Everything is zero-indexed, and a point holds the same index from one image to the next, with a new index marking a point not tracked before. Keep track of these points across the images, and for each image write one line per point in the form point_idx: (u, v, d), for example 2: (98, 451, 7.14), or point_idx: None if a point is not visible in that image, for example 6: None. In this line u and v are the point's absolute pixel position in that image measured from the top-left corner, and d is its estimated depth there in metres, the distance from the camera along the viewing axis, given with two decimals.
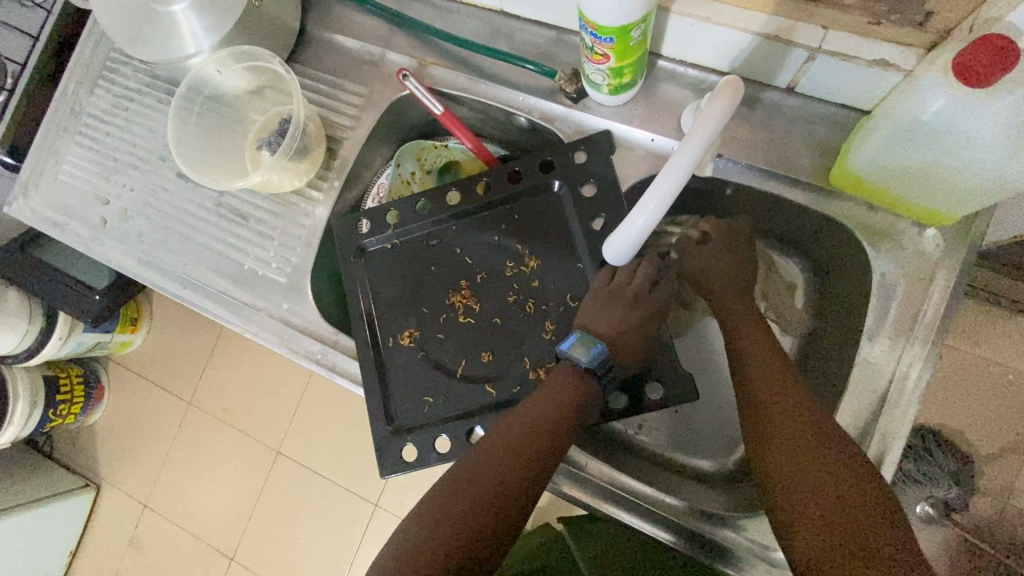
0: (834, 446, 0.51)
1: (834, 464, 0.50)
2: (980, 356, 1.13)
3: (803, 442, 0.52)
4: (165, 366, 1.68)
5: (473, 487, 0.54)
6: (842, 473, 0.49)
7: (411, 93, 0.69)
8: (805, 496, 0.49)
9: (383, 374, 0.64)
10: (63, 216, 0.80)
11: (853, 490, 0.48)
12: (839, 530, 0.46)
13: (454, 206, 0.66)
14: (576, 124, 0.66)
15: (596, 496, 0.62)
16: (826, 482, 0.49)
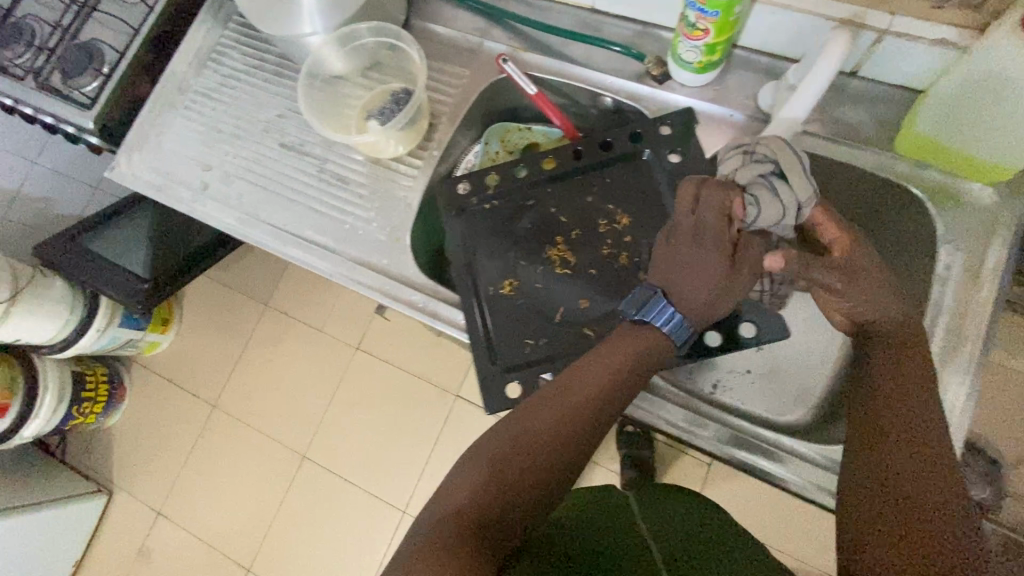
0: (937, 449, 0.51)
1: (930, 464, 0.50)
2: None
3: (906, 435, 0.52)
4: (192, 370, 1.67)
5: (529, 442, 0.54)
6: (935, 471, 0.49)
7: (508, 75, 0.78)
8: (890, 485, 0.50)
9: (485, 319, 0.69)
10: (166, 180, 0.84)
11: (942, 490, 0.48)
12: (922, 524, 0.47)
13: (549, 170, 0.73)
14: (660, 102, 0.74)
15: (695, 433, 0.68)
16: (917, 477, 0.50)
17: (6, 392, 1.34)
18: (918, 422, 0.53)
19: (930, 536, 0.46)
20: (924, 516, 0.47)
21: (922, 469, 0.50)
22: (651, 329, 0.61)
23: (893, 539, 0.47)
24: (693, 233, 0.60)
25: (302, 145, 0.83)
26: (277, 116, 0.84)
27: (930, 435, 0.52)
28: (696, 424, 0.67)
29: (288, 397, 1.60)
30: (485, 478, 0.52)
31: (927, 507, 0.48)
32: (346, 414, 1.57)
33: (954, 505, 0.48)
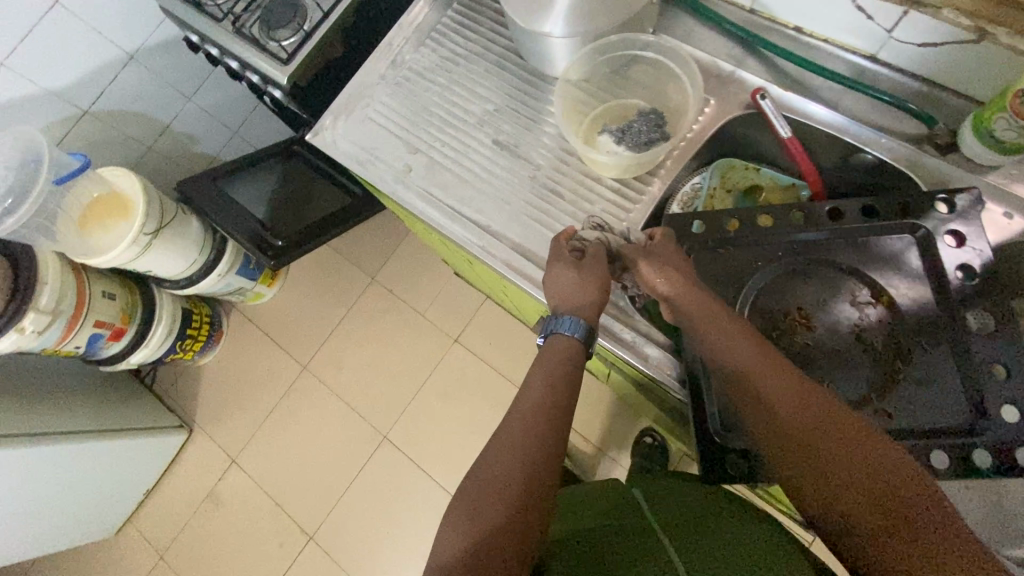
0: (824, 421, 0.52)
1: (845, 443, 0.51)
2: None
3: (800, 431, 0.53)
4: (289, 328, 1.68)
5: (501, 477, 0.52)
6: (855, 450, 0.50)
7: (762, 113, 0.72)
8: (824, 488, 0.51)
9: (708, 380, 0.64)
10: (369, 155, 0.82)
11: (868, 466, 0.50)
12: (878, 521, 0.48)
13: (800, 226, 0.67)
14: (939, 174, 0.67)
15: None
16: (839, 469, 0.50)
17: (125, 317, 1.36)
18: (797, 399, 0.54)
19: (879, 496, 0.49)
20: (873, 511, 0.49)
21: (833, 453, 0.51)
22: (560, 337, 0.63)
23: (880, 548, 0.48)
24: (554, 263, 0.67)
25: (517, 145, 0.79)
26: (493, 109, 0.81)
27: (809, 414, 0.53)
28: None
29: (378, 374, 1.59)
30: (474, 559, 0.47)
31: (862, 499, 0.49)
32: (433, 402, 1.54)
33: (884, 473, 0.49)
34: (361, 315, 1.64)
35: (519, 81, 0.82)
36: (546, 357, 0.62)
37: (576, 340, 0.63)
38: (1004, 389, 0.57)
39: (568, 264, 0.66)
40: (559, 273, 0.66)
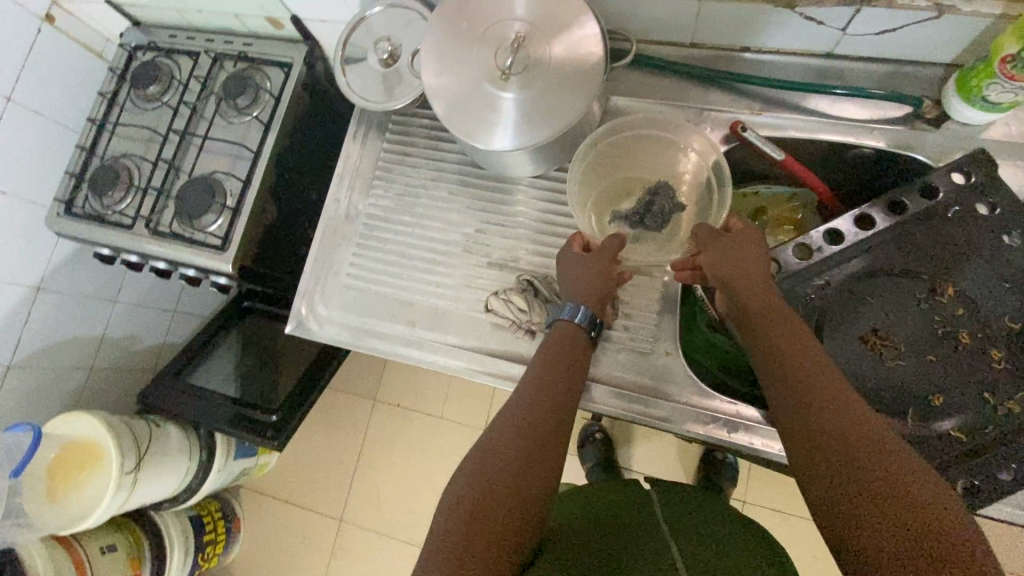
0: (824, 375, 0.50)
1: (835, 397, 0.48)
2: None
3: (797, 375, 0.51)
4: (309, 486, 1.54)
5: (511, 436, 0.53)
6: (843, 406, 0.48)
7: (749, 144, 0.68)
8: (806, 424, 0.48)
9: None
10: (364, 325, 0.74)
11: (858, 420, 0.46)
12: (853, 467, 0.44)
13: (839, 245, 0.64)
14: (941, 147, 0.65)
15: None
16: (825, 409, 0.48)
17: (135, 561, 1.19)
18: (798, 352, 0.53)
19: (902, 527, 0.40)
20: (853, 456, 0.44)
21: (822, 395, 0.49)
22: (565, 323, 0.62)
23: (845, 491, 0.44)
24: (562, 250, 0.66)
25: (515, 260, 0.72)
26: (473, 231, 0.74)
27: (809, 363, 0.51)
28: None
29: (419, 496, 1.48)
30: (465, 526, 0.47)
31: (838, 441, 0.46)
32: None
33: (874, 429, 0.46)
34: (378, 443, 1.53)
35: (486, 192, 0.75)
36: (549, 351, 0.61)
37: (579, 327, 0.61)
38: None
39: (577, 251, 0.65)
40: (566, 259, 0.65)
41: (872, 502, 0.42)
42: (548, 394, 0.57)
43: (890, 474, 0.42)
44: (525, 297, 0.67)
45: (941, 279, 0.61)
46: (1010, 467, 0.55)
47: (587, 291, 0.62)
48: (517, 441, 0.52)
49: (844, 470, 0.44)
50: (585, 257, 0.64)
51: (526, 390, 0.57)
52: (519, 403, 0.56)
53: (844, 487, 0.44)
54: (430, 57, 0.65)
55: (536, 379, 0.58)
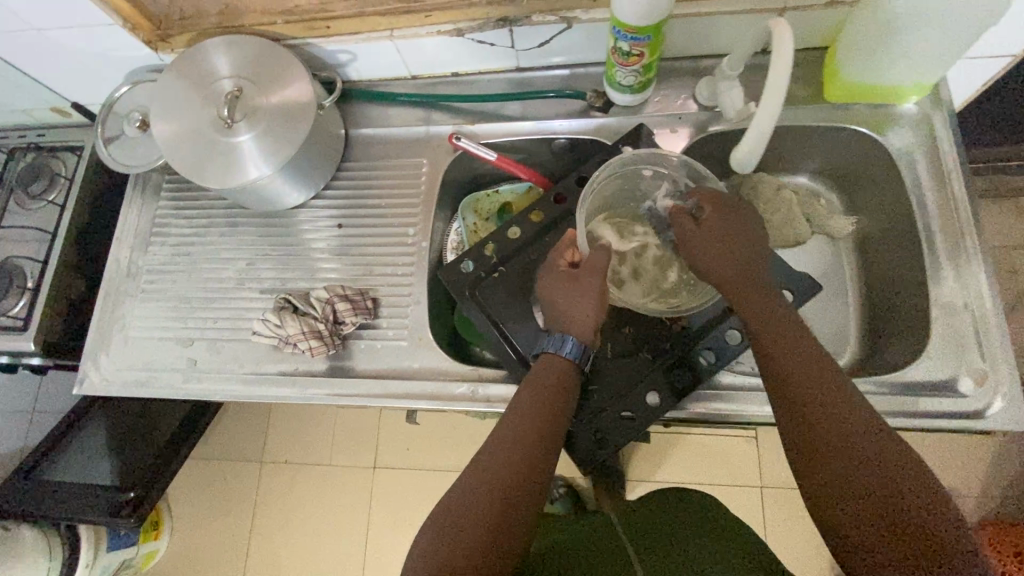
0: (836, 399, 0.52)
1: (849, 421, 0.51)
2: None
3: (805, 394, 0.53)
4: (203, 567, 1.48)
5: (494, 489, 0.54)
6: (862, 431, 0.50)
7: (466, 149, 0.80)
8: (813, 445, 0.51)
9: None
10: (148, 371, 0.78)
11: (867, 443, 0.49)
12: (862, 489, 0.48)
13: (541, 220, 0.75)
14: (613, 127, 0.79)
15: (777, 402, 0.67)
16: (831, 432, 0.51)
17: None
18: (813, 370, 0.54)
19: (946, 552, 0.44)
20: (861, 478, 0.48)
21: (831, 416, 0.51)
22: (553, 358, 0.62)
23: (852, 509, 0.48)
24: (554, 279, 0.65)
25: (284, 283, 0.79)
26: (246, 264, 0.81)
27: (817, 384, 0.53)
28: None
29: (319, 550, 1.45)
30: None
31: (849, 466, 0.49)
32: (386, 538, 1.44)
33: (881, 454, 0.48)
34: (271, 506, 1.50)
35: (254, 228, 0.83)
36: (528, 401, 0.60)
37: (568, 363, 0.62)
38: None
39: (568, 279, 0.64)
40: (558, 288, 0.64)
41: (874, 521, 0.46)
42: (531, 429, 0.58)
43: (892, 501, 0.46)
44: (281, 313, 0.72)
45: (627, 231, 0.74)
46: (680, 370, 0.67)
47: (580, 316, 0.62)
48: (496, 498, 0.53)
49: (849, 489, 0.48)
50: (575, 282, 0.64)
51: (508, 437, 0.58)
52: (503, 460, 0.56)
53: (845, 506, 0.48)
54: (159, 113, 0.73)
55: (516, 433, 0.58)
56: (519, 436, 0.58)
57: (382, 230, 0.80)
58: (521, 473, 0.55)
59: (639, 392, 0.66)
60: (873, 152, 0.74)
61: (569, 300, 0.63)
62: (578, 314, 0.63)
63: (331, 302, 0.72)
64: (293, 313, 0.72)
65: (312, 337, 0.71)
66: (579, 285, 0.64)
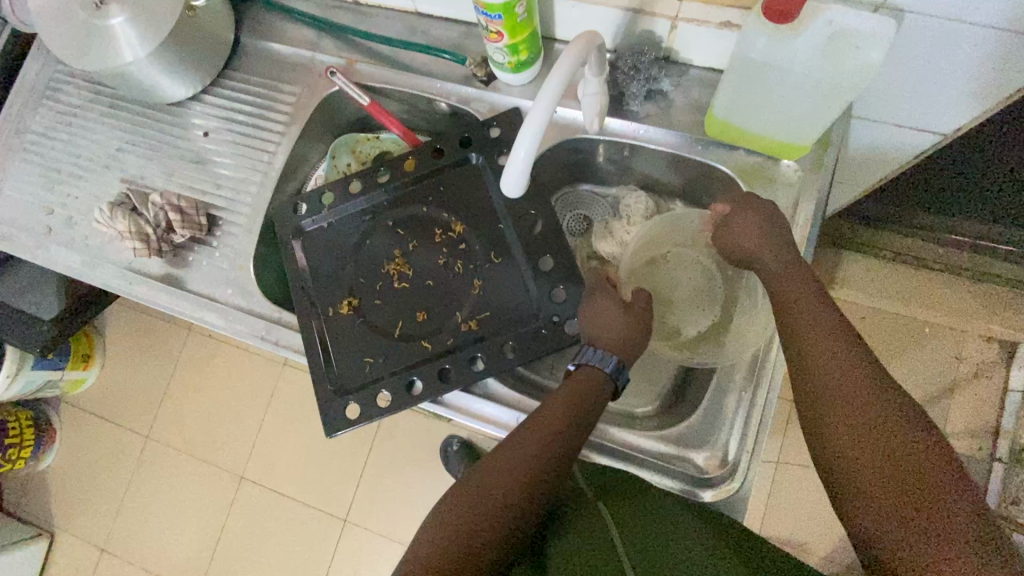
0: (883, 395, 0.50)
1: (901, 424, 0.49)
2: (907, 318, 1.27)
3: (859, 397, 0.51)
4: (122, 405, 1.64)
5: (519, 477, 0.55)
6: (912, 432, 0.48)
7: (340, 88, 0.76)
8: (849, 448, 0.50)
9: (324, 341, 0.68)
10: (9, 228, 0.82)
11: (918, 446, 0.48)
12: (903, 491, 0.47)
13: (384, 182, 0.72)
14: (489, 103, 0.73)
15: None
16: (877, 433, 0.49)
17: None
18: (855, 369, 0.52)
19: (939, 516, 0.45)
20: (905, 484, 0.47)
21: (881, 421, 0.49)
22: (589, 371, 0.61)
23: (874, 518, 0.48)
24: (607, 297, 0.63)
25: (142, 178, 0.80)
26: (116, 150, 0.82)
27: (862, 386, 0.51)
28: None
29: (221, 420, 1.58)
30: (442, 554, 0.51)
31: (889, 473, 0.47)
32: (278, 428, 1.55)
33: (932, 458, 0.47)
34: (189, 371, 1.62)
35: (133, 116, 0.83)
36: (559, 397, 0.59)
37: (606, 377, 0.61)
38: (553, 276, 0.67)
39: (618, 302, 0.63)
40: (605, 305, 0.63)
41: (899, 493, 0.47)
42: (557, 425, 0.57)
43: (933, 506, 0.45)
44: (116, 208, 0.74)
45: (460, 217, 0.71)
46: (443, 367, 0.66)
47: (616, 341, 0.62)
48: (521, 480, 0.55)
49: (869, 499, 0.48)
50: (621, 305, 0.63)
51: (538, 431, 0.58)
52: (528, 433, 0.57)
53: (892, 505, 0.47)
54: None
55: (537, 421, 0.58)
56: (545, 424, 0.57)
57: (244, 151, 0.79)
58: (546, 460, 0.56)
59: (403, 378, 0.66)
60: None
61: (609, 318, 0.62)
62: (618, 338, 0.62)
63: (163, 210, 0.73)
64: (127, 211, 0.74)
65: (137, 239, 0.73)
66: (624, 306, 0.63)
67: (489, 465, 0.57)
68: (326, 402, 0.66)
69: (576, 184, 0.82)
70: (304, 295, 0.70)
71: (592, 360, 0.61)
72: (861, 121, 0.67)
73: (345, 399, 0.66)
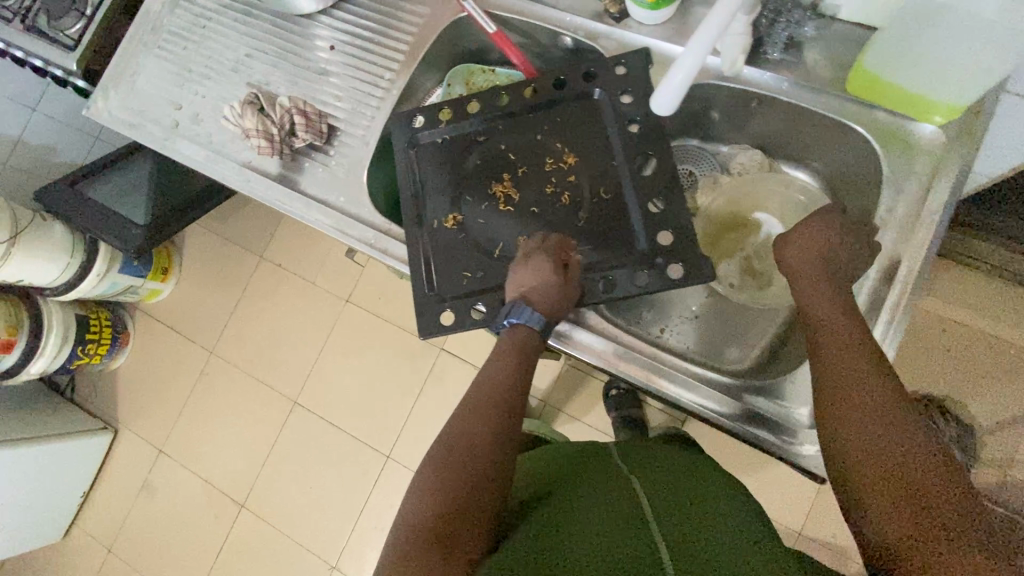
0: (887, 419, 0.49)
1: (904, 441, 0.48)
2: (992, 335, 1.21)
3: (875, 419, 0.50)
4: (192, 319, 1.73)
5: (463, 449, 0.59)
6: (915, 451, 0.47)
7: (468, 14, 0.77)
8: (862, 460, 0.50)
9: (425, 251, 0.70)
10: (139, 118, 0.87)
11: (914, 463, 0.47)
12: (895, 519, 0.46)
13: (501, 106, 0.73)
14: (617, 41, 0.73)
15: (647, 372, 0.67)
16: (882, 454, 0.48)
17: (11, 329, 1.41)
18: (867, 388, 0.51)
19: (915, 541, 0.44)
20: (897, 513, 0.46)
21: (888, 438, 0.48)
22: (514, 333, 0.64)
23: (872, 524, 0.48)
24: (543, 257, 0.65)
25: (268, 84, 0.84)
26: (246, 55, 0.86)
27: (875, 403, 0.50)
28: (624, 355, 0.67)
29: (280, 346, 1.65)
30: (433, 507, 0.55)
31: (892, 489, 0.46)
32: (334, 361, 1.62)
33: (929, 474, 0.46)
34: (257, 296, 1.69)
35: (264, 25, 0.87)
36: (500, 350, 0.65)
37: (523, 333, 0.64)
38: (663, 217, 0.65)
39: (554, 260, 0.64)
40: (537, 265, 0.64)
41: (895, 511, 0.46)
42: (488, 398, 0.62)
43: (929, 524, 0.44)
44: (247, 106, 0.78)
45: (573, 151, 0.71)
46: None
47: (548, 300, 0.62)
48: (475, 431, 0.60)
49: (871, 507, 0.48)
50: (559, 266, 0.65)
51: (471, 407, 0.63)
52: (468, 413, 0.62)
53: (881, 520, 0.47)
54: None
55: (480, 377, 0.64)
56: (487, 375, 0.64)
57: (365, 67, 0.81)
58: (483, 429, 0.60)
59: (499, 294, 0.67)
60: (869, 167, 0.66)
61: (542, 277, 0.63)
62: (556, 295, 0.63)
63: (290, 113, 0.77)
64: (256, 110, 0.78)
65: (262, 137, 0.76)
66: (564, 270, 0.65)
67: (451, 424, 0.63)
68: (421, 306, 0.68)
69: (686, 138, 0.81)
70: (410, 203, 0.72)
71: (523, 320, 0.63)
72: (1014, 97, 0.64)
73: (436, 304, 0.67)
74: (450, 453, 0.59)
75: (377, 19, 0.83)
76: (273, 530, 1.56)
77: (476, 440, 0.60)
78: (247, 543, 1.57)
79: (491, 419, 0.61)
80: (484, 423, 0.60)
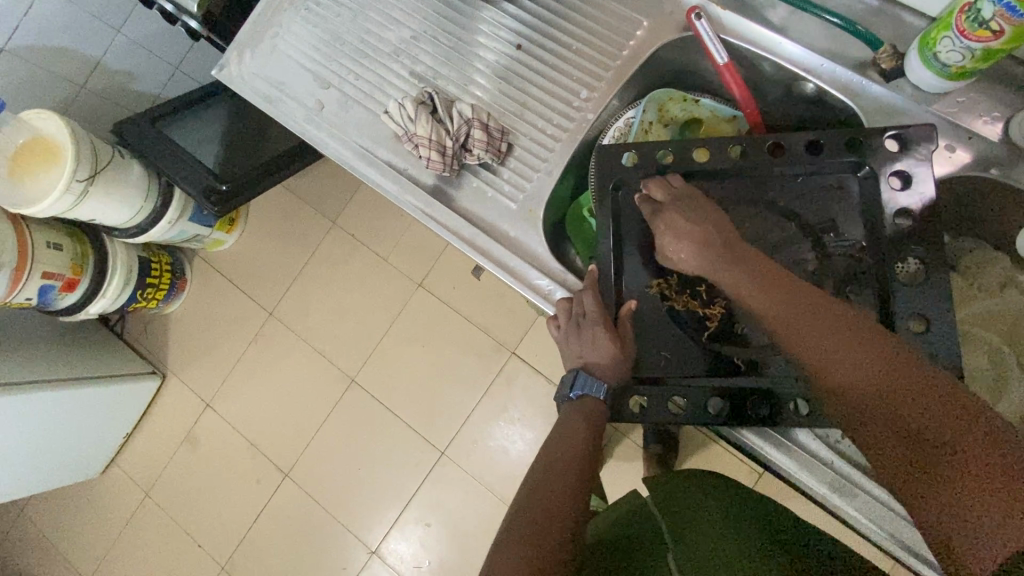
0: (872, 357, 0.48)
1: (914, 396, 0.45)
2: None
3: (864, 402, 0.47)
4: (254, 275, 1.65)
5: (543, 512, 0.55)
6: (918, 368, 0.46)
7: (697, 36, 0.65)
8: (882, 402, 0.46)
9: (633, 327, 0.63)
10: (277, 91, 0.76)
11: (940, 386, 0.45)
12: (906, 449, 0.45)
13: (736, 157, 0.61)
14: (883, 104, 0.61)
15: (827, 490, 0.59)
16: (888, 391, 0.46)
17: (76, 268, 1.33)
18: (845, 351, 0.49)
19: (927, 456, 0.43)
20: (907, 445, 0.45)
21: (884, 384, 0.46)
22: (589, 400, 0.61)
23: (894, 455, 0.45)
24: (592, 325, 0.60)
25: (434, 77, 0.72)
26: (410, 37, 0.74)
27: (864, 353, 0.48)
28: (804, 466, 0.59)
29: (344, 320, 1.58)
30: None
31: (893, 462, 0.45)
32: (398, 345, 1.54)
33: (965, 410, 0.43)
34: (324, 263, 1.60)
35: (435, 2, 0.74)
36: (563, 417, 0.62)
37: (601, 403, 0.60)
38: (920, 337, 0.55)
39: (607, 327, 0.60)
40: (597, 333, 0.60)
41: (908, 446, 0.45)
42: (562, 460, 0.60)
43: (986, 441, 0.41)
44: (419, 108, 0.68)
45: (831, 240, 0.62)
46: (751, 392, 0.58)
47: (617, 371, 0.60)
48: (556, 492, 0.57)
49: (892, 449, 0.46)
50: (616, 336, 0.61)
51: (541, 469, 0.60)
52: (543, 473, 0.59)
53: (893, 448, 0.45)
54: None
55: (549, 453, 0.61)
56: (556, 449, 0.61)
57: (554, 77, 0.70)
58: (563, 492, 0.57)
59: (703, 389, 0.59)
60: None
61: (601, 351, 0.60)
62: (623, 369, 0.61)
63: (470, 125, 0.66)
64: (430, 115, 0.67)
65: (434, 149, 0.66)
66: (622, 340, 0.61)
67: (514, 501, 0.59)
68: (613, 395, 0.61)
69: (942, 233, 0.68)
70: (618, 262, 0.65)
71: (591, 392, 0.61)
72: None
73: (572, 373, 0.63)
74: (537, 515, 0.55)
75: (575, 20, 0.70)
76: (316, 505, 1.53)
77: (563, 512, 0.55)
78: (287, 512, 1.55)
79: (568, 480, 0.58)
80: (570, 500, 0.56)
